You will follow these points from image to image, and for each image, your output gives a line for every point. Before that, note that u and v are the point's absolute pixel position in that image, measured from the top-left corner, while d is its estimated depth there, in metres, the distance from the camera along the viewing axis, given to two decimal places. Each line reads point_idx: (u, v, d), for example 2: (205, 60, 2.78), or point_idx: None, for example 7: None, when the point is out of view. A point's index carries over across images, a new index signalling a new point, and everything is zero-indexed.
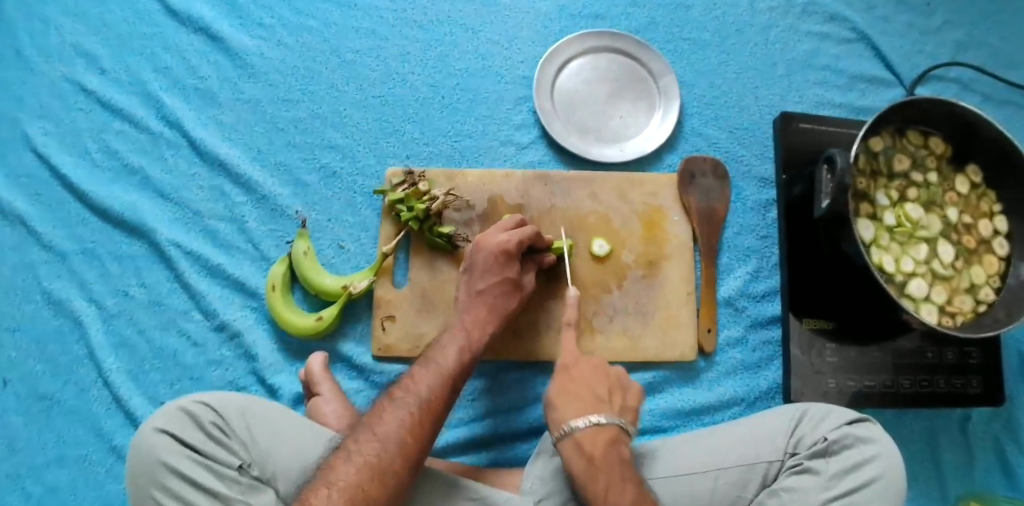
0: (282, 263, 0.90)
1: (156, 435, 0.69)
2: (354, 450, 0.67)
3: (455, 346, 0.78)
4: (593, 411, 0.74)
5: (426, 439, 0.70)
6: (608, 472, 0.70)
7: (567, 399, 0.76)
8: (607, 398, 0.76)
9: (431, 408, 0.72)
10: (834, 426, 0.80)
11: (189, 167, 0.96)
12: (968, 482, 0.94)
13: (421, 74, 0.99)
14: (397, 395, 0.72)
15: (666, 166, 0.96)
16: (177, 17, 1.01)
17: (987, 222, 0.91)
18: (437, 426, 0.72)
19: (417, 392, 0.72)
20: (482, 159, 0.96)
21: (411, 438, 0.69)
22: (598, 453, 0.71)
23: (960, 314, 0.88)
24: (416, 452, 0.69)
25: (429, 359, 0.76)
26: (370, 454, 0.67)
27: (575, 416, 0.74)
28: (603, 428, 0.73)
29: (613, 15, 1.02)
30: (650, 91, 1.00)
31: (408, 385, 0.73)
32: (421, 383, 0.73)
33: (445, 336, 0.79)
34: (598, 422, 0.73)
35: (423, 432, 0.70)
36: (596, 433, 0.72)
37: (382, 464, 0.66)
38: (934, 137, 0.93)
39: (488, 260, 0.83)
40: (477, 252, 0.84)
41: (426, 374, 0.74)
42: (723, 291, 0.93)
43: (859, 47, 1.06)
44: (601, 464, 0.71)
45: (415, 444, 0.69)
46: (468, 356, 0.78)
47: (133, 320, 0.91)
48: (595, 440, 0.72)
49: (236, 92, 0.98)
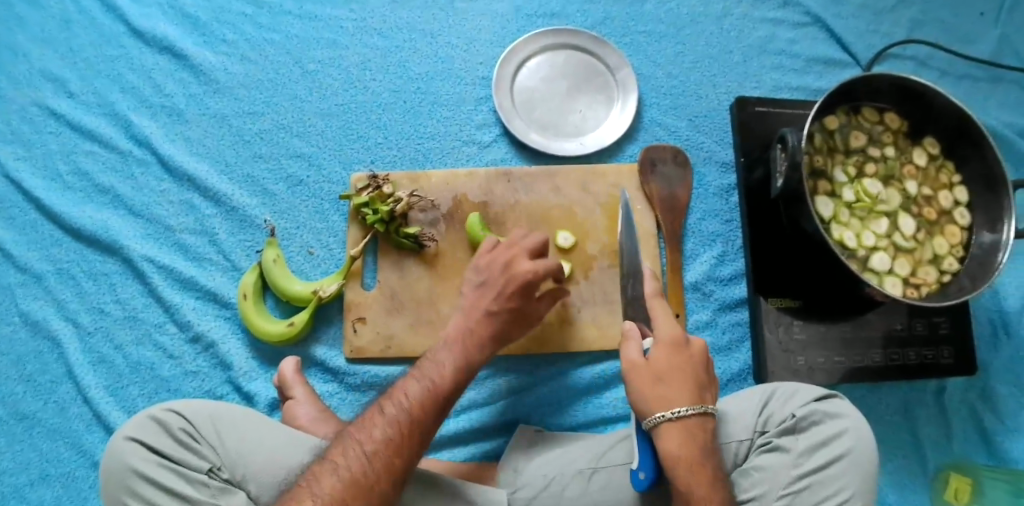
0: (252, 272, 0.92)
1: (127, 443, 0.71)
2: (340, 465, 0.66)
3: (452, 362, 0.76)
4: (700, 397, 0.70)
5: (412, 456, 0.69)
6: (712, 464, 0.68)
7: (676, 380, 0.70)
8: (706, 384, 0.72)
9: (420, 425, 0.70)
10: (803, 403, 0.80)
11: (158, 184, 0.98)
12: (947, 453, 0.94)
13: (382, 80, 1.01)
14: (388, 409, 0.70)
15: (627, 157, 0.98)
16: (142, 38, 1.03)
17: (947, 193, 0.92)
18: (425, 442, 0.70)
19: (409, 408, 0.71)
20: (446, 160, 0.97)
21: (398, 456, 0.68)
22: (707, 443, 0.69)
23: (924, 286, 0.88)
24: (402, 469, 0.68)
25: (424, 374, 0.74)
26: (356, 471, 0.66)
27: (687, 403, 0.69)
28: (707, 417, 0.70)
29: (569, 13, 1.04)
30: (608, 84, 1.01)
31: (399, 399, 0.71)
32: (412, 397, 0.72)
33: (444, 351, 0.77)
34: (707, 414, 0.70)
35: (411, 449, 0.69)
36: (703, 421, 0.70)
37: (367, 482, 0.66)
38: (889, 113, 0.95)
39: (508, 286, 0.80)
40: (500, 274, 0.81)
41: (418, 387, 0.73)
42: (690, 276, 0.94)
43: (814, 30, 1.08)
44: (707, 455, 0.68)
45: (402, 462, 0.68)
46: (464, 372, 0.76)
47: (110, 337, 0.93)
48: (704, 431, 0.69)
49: (202, 107, 1.00)
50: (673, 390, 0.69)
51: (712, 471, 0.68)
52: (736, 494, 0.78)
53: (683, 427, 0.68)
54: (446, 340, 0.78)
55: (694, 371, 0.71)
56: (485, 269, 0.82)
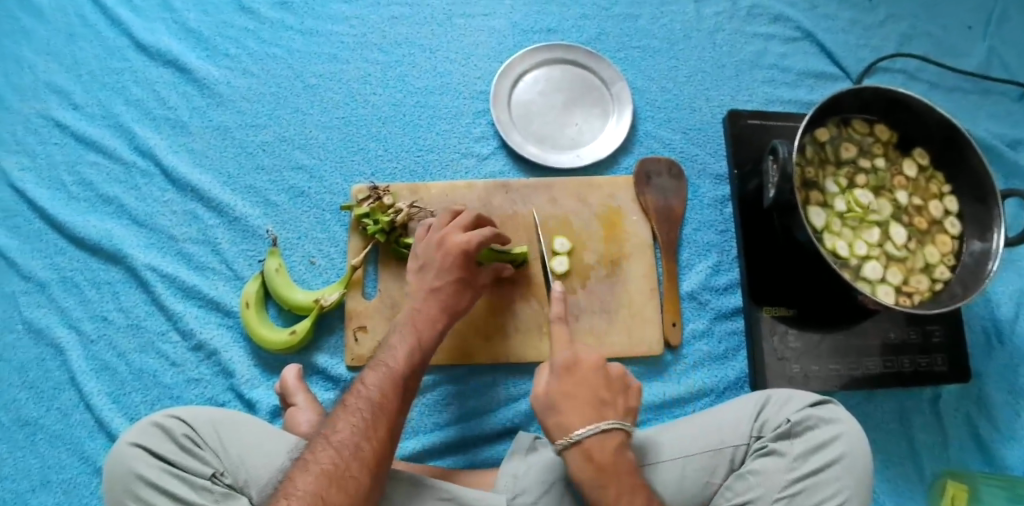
0: (255, 281, 0.94)
1: (131, 449, 0.71)
2: (310, 460, 0.67)
3: (404, 346, 0.79)
4: (598, 416, 0.75)
5: (383, 442, 0.70)
6: (619, 479, 0.72)
7: (572, 405, 0.75)
8: (609, 401, 0.77)
9: (382, 411, 0.72)
10: (798, 408, 0.81)
11: (162, 194, 1.00)
12: (943, 460, 0.95)
13: (383, 94, 1.03)
14: (348, 402, 0.72)
15: (622, 169, 1.00)
16: (147, 52, 1.06)
17: (937, 203, 0.94)
18: (394, 427, 0.72)
19: (368, 395, 0.73)
20: (445, 172, 0.99)
21: (366, 443, 0.69)
22: (609, 463, 0.73)
23: (917, 294, 0.90)
24: (374, 456, 0.68)
25: (379, 361, 0.77)
26: (328, 461, 0.67)
27: (582, 424, 0.74)
28: (608, 436, 0.74)
29: (565, 29, 1.07)
30: (603, 98, 1.04)
31: (359, 390, 0.73)
32: (371, 385, 0.74)
33: (395, 337, 0.79)
34: (607, 432, 0.74)
35: (380, 435, 0.70)
36: (604, 441, 0.74)
37: (340, 470, 0.66)
38: (878, 125, 0.96)
39: (445, 260, 0.83)
40: (435, 251, 0.84)
41: (375, 376, 0.75)
42: (686, 286, 0.95)
43: (804, 45, 1.10)
44: (612, 473, 0.72)
45: (373, 446, 0.69)
46: (419, 358, 0.78)
47: (113, 345, 0.95)
48: (604, 448, 0.73)
49: (206, 120, 1.03)
50: (566, 415, 0.75)
51: (623, 486, 0.72)
52: (733, 498, 0.78)
53: (581, 451, 0.73)
54: (399, 326, 0.81)
55: (593, 388, 0.76)
56: (422, 250, 0.85)
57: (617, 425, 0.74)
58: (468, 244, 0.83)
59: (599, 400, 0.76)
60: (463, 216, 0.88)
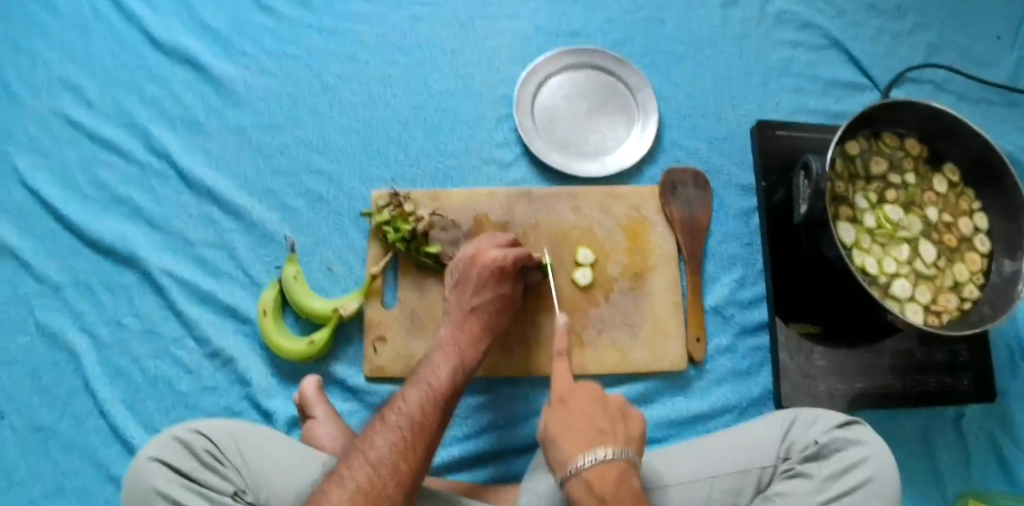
0: (273, 289, 0.92)
1: (151, 464, 0.69)
2: (346, 477, 0.67)
3: (447, 365, 0.79)
4: (564, 318, 0.81)
5: (419, 463, 0.70)
6: (571, 364, 0.76)
7: (543, 314, 0.82)
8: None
9: (422, 431, 0.72)
10: (825, 429, 0.79)
11: (178, 197, 0.98)
12: (966, 479, 0.94)
13: (403, 97, 1.01)
14: (388, 418, 0.72)
15: (647, 179, 0.98)
16: (162, 49, 1.03)
17: (967, 220, 0.92)
18: (430, 447, 0.72)
19: (409, 413, 0.73)
20: (467, 179, 0.97)
21: (403, 462, 0.69)
22: (563, 347, 0.77)
23: (945, 313, 0.88)
24: (410, 476, 0.69)
25: (421, 379, 0.77)
26: (364, 479, 0.67)
27: (548, 324, 0.80)
28: (570, 330, 0.79)
29: (589, 33, 1.05)
30: (629, 105, 1.01)
31: (400, 406, 0.73)
32: (412, 403, 0.74)
33: (438, 354, 0.80)
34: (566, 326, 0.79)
35: (417, 454, 0.70)
36: (565, 334, 0.79)
37: (376, 490, 0.66)
38: (909, 139, 0.95)
39: (482, 275, 0.84)
40: (470, 267, 0.85)
41: (417, 393, 0.75)
42: (711, 300, 0.94)
43: (832, 52, 1.08)
44: (565, 359, 0.76)
45: (409, 468, 0.69)
46: (461, 376, 0.78)
47: (128, 350, 0.93)
48: (564, 338, 0.78)
49: (223, 121, 1.01)
50: None
51: (573, 368, 0.75)
52: None
53: (545, 345, 0.79)
54: (439, 344, 0.81)
55: None
56: (458, 267, 0.86)
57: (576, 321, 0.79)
58: (503, 258, 0.84)
59: (572, 312, 0.82)
60: (498, 236, 0.89)
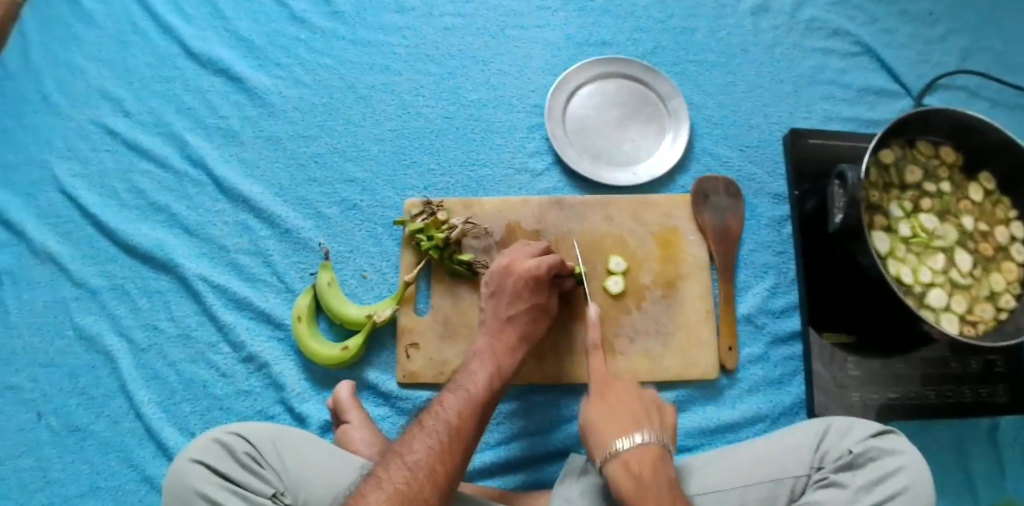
0: (307, 294, 0.93)
1: (193, 466, 0.70)
2: (384, 479, 0.68)
3: (483, 372, 0.79)
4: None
5: (455, 468, 0.71)
6: (636, 406, 0.76)
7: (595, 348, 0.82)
8: None
9: (458, 436, 0.72)
10: (860, 439, 0.79)
11: (213, 204, 1.00)
12: (1001, 491, 0.93)
13: (435, 106, 1.02)
14: (426, 423, 0.73)
15: (678, 187, 0.98)
16: (197, 60, 1.05)
17: (1003, 228, 0.91)
18: (466, 452, 0.72)
19: (446, 418, 0.73)
20: (499, 187, 0.98)
21: (440, 466, 0.69)
22: (627, 390, 0.77)
23: (981, 323, 0.87)
24: (446, 481, 0.69)
25: (458, 385, 0.77)
26: (402, 482, 0.68)
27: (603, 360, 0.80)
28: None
29: (620, 41, 1.05)
30: (660, 113, 1.01)
31: (438, 411, 0.74)
32: (449, 408, 0.74)
33: (475, 362, 0.80)
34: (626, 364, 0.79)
35: (453, 459, 0.71)
36: (624, 373, 0.79)
37: (412, 493, 0.67)
38: (944, 147, 0.94)
39: (517, 286, 0.84)
40: (505, 276, 0.85)
41: (455, 399, 0.76)
42: (742, 308, 0.94)
43: (864, 60, 1.07)
44: (629, 398, 0.76)
45: (445, 472, 0.69)
46: (497, 383, 0.79)
47: (164, 354, 0.95)
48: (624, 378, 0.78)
49: (257, 130, 1.02)
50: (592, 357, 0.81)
51: (639, 412, 0.75)
52: None
53: (602, 382, 0.79)
54: (475, 353, 0.82)
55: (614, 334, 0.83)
56: (493, 276, 0.86)
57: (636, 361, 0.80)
58: (538, 268, 0.85)
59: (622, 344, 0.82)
60: (532, 246, 0.89)
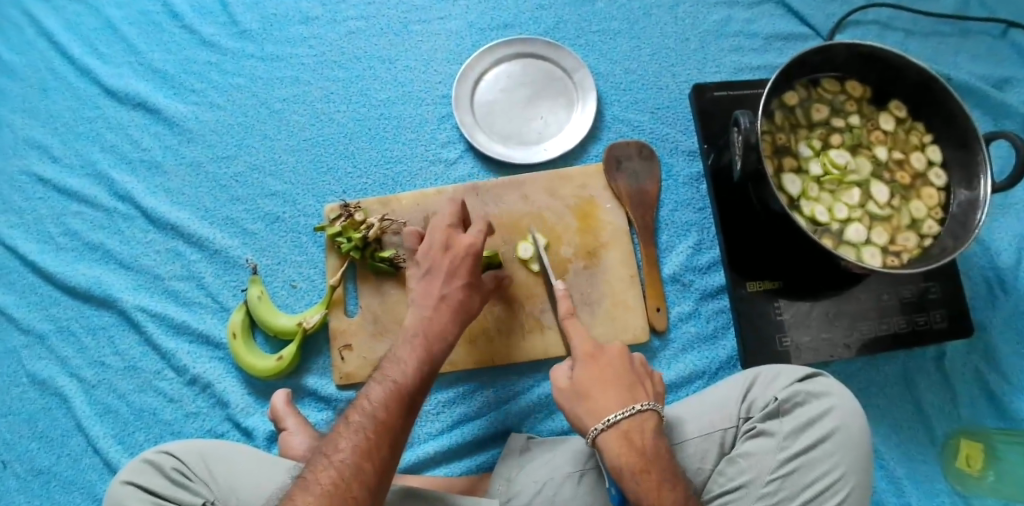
0: (240, 310, 0.95)
1: (124, 487, 0.73)
2: (311, 480, 0.68)
3: (412, 360, 0.78)
4: (631, 398, 0.71)
5: (384, 461, 0.70)
6: (660, 467, 0.68)
7: (603, 390, 0.71)
8: (638, 384, 0.72)
9: (386, 428, 0.72)
10: (786, 384, 0.78)
11: (144, 235, 1.01)
12: (955, 419, 0.93)
13: (347, 110, 1.03)
14: (352, 419, 0.72)
15: (592, 158, 0.99)
16: (115, 97, 1.06)
17: (919, 154, 0.90)
18: (395, 445, 0.72)
19: (372, 412, 0.73)
20: (416, 181, 0.99)
21: (366, 463, 0.69)
22: (649, 446, 0.68)
23: (905, 252, 0.87)
24: (374, 476, 0.69)
25: (385, 376, 0.76)
26: (328, 482, 0.67)
27: (618, 407, 0.70)
28: (645, 416, 0.70)
29: (522, 22, 1.05)
30: (567, 87, 1.02)
31: (364, 405, 0.73)
32: (375, 401, 0.74)
33: (404, 350, 0.79)
34: (642, 412, 0.70)
35: (380, 454, 0.70)
36: (641, 424, 0.69)
37: (339, 491, 0.67)
38: (850, 81, 0.93)
39: (453, 263, 0.84)
40: (441, 255, 0.84)
41: (381, 391, 0.75)
42: (668, 269, 0.94)
43: (770, 7, 1.07)
44: (653, 457, 0.68)
45: (372, 466, 0.69)
46: (427, 369, 0.78)
47: (113, 387, 0.96)
48: (643, 431, 0.69)
49: (178, 157, 1.04)
50: (600, 400, 0.70)
51: (663, 475, 0.68)
52: (725, 484, 0.76)
53: (618, 435, 0.68)
54: (409, 334, 0.80)
55: (619, 379, 0.72)
56: (428, 253, 0.85)
57: (650, 406, 0.71)
58: (473, 242, 0.84)
59: (630, 383, 0.72)
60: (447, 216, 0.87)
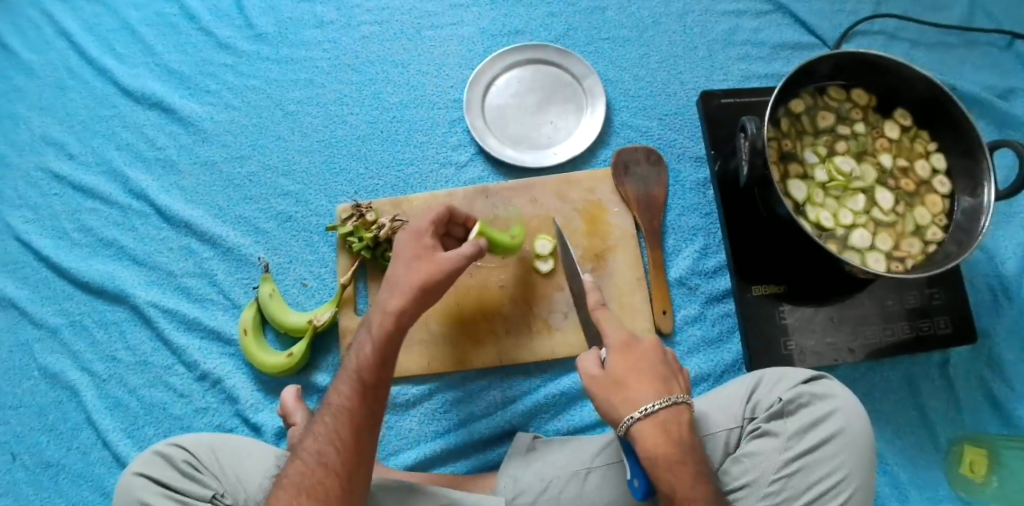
0: (251, 308, 0.96)
1: (134, 477, 0.73)
2: (283, 474, 0.68)
3: (370, 343, 0.74)
4: (666, 390, 0.70)
5: (351, 447, 0.68)
6: (692, 460, 0.67)
7: (638, 380, 0.70)
8: (670, 376, 0.72)
9: (347, 416, 0.70)
10: (790, 386, 0.79)
11: (158, 232, 1.02)
12: (959, 425, 0.93)
13: (360, 113, 1.05)
14: (315, 411, 0.72)
15: (600, 162, 1.00)
16: (132, 96, 1.08)
17: (923, 162, 0.91)
18: (362, 431, 0.69)
19: (333, 403, 0.71)
20: (426, 183, 1.01)
21: (330, 450, 0.68)
22: (682, 438, 0.68)
23: (908, 258, 0.87)
24: (341, 462, 0.67)
25: (346, 366, 0.74)
26: (296, 473, 0.67)
27: (655, 398, 0.69)
28: (680, 409, 0.70)
29: (533, 29, 1.07)
30: (577, 93, 1.04)
31: (325, 399, 0.72)
32: (336, 392, 0.72)
33: (362, 335, 0.75)
34: (678, 404, 0.69)
35: (344, 441, 0.68)
36: (676, 416, 0.69)
37: (307, 481, 0.66)
38: (856, 89, 0.94)
39: (403, 245, 0.80)
40: (407, 238, 0.80)
41: (340, 381, 0.72)
42: (674, 273, 0.95)
43: (777, 17, 1.08)
44: (685, 450, 0.68)
45: (339, 453, 0.68)
46: (388, 350, 0.73)
47: (124, 382, 0.97)
48: (678, 424, 0.69)
49: (193, 156, 1.05)
50: (638, 390, 0.70)
51: (694, 468, 0.67)
52: (729, 483, 0.76)
53: (655, 425, 0.68)
54: (367, 321, 0.76)
55: (655, 370, 0.72)
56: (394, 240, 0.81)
57: (684, 398, 0.70)
58: (422, 223, 0.80)
59: (663, 375, 0.72)
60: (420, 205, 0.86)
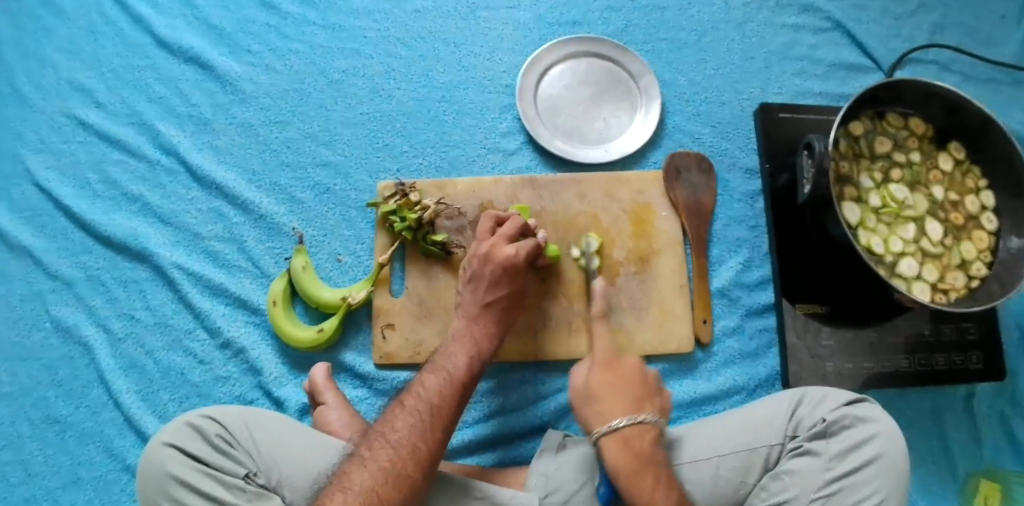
0: (282, 279, 0.93)
1: (163, 448, 0.70)
2: (367, 457, 0.67)
3: (464, 354, 0.79)
4: (637, 409, 0.75)
5: (438, 444, 0.70)
6: (654, 471, 0.71)
7: (610, 395, 0.76)
8: (648, 392, 0.77)
9: (440, 414, 0.72)
10: (833, 407, 0.78)
11: (187, 192, 0.98)
12: (978, 459, 0.94)
13: (407, 89, 1.02)
14: (408, 402, 0.72)
15: (651, 164, 0.99)
16: (168, 48, 1.03)
17: (974, 198, 0.91)
18: (448, 432, 0.72)
19: (427, 398, 0.73)
20: (472, 168, 0.98)
21: (424, 444, 0.69)
22: (646, 451, 0.72)
23: (952, 291, 0.87)
24: (429, 457, 0.69)
25: (438, 366, 0.77)
26: (385, 460, 0.67)
27: (621, 414, 0.74)
28: (646, 427, 0.73)
29: (591, 21, 1.05)
30: (632, 92, 1.02)
31: (419, 390, 0.73)
32: (430, 387, 0.74)
33: (455, 344, 0.80)
34: (642, 420, 0.73)
35: (436, 438, 0.70)
36: (640, 430, 0.73)
37: (395, 469, 0.66)
38: (913, 118, 0.94)
39: (495, 273, 0.83)
40: (484, 263, 0.84)
41: (435, 379, 0.75)
42: (717, 282, 0.95)
43: (835, 35, 1.08)
44: (647, 462, 0.71)
45: (428, 448, 0.69)
46: (478, 363, 0.79)
47: (140, 343, 0.93)
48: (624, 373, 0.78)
49: (229, 117, 1.01)
50: (616, 381, 0.77)
51: (658, 479, 0.71)
52: (768, 498, 0.76)
53: (618, 439, 0.72)
54: (454, 335, 0.81)
55: (630, 386, 0.77)
56: (472, 263, 0.85)
57: (653, 419, 0.74)
58: (517, 256, 0.83)
59: (641, 393, 0.77)
60: (481, 223, 0.88)
